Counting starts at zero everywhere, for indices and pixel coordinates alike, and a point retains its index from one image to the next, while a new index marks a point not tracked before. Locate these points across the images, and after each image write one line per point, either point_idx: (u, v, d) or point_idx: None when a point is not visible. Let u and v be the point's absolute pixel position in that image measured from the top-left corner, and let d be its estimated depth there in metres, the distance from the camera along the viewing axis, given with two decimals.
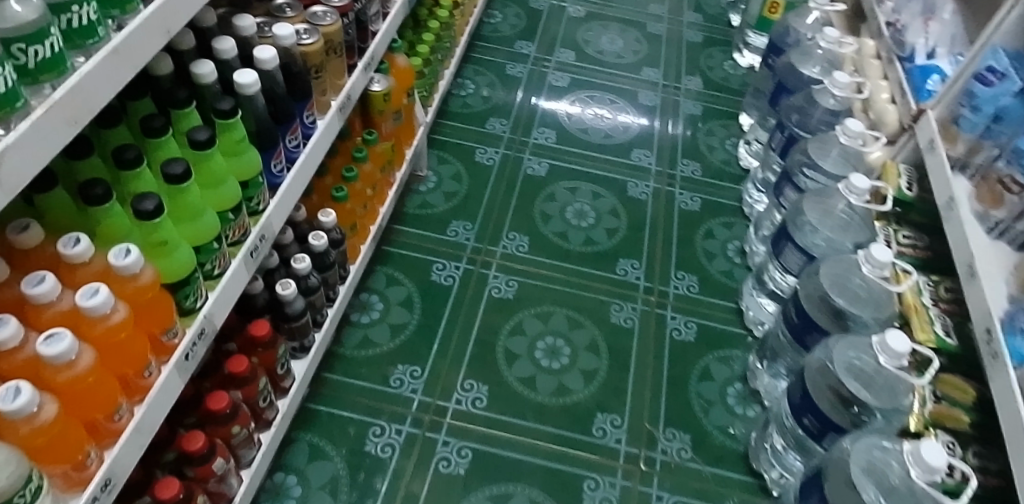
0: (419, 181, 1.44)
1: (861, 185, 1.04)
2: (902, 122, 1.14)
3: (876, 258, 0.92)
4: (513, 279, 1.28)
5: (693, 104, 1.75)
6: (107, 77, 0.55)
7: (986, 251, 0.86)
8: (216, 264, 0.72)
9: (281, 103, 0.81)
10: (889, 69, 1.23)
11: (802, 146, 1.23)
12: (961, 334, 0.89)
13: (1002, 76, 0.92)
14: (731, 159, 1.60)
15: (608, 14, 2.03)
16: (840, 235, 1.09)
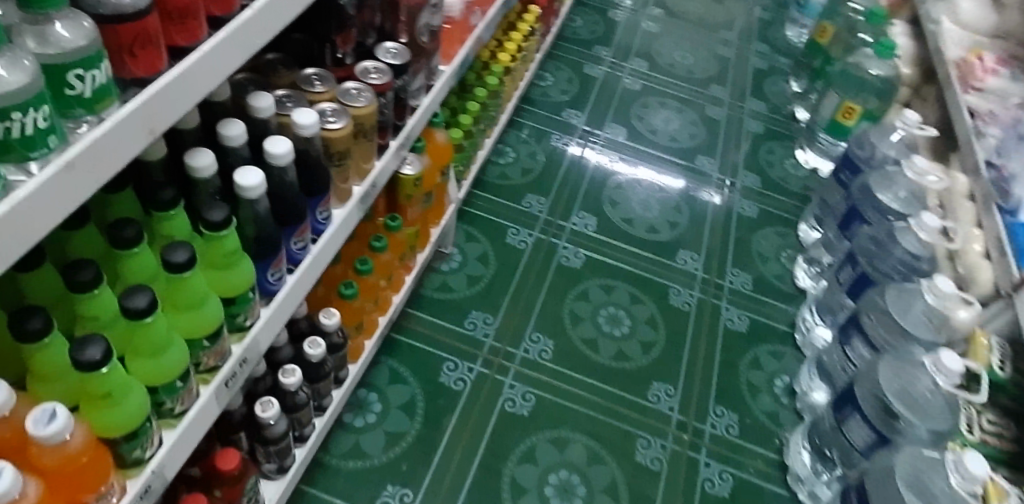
0: (442, 260, 1.30)
1: (953, 365, 0.90)
2: (999, 287, 0.99)
3: (967, 468, 0.81)
4: (531, 392, 1.13)
5: (749, 205, 1.61)
6: (60, 195, 0.41)
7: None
8: (177, 402, 0.59)
9: (290, 201, 0.69)
10: (986, 218, 1.08)
11: (879, 289, 1.09)
12: None
13: None
14: (785, 275, 1.45)
15: (666, 90, 1.90)
16: (916, 417, 0.94)
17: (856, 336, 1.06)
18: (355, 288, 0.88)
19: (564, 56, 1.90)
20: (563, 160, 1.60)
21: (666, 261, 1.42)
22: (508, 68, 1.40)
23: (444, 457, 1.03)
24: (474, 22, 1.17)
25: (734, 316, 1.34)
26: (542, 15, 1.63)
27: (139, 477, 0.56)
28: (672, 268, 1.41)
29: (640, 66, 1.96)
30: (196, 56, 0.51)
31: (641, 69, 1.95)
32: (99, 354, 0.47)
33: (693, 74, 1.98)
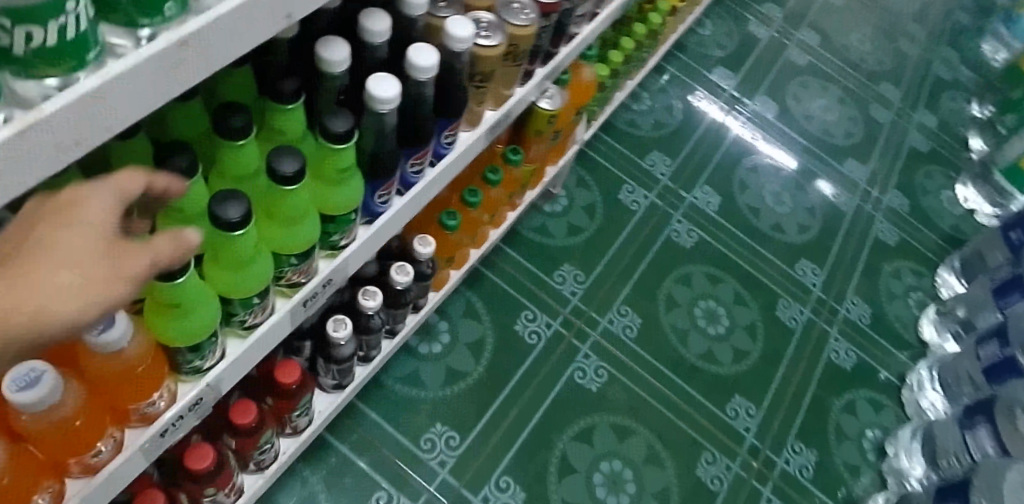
0: (548, 200, 1.19)
1: None
2: None
3: None
4: (605, 368, 1.05)
5: (889, 230, 1.42)
6: (162, 77, 0.32)
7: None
8: (251, 316, 0.53)
9: (420, 121, 0.59)
10: None
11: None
12: None
13: None
14: (910, 320, 1.30)
15: (833, 73, 1.66)
16: None
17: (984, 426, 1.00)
18: (457, 220, 0.80)
19: (729, 4, 1.67)
20: (701, 123, 1.43)
21: (783, 267, 1.28)
22: (675, 8, 1.22)
23: (500, 410, 0.98)
24: None
25: (841, 350, 1.22)
26: None
27: (193, 385, 0.52)
28: (788, 276, 1.27)
29: (811, 36, 1.71)
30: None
31: (809, 42, 1.70)
32: (178, 265, 0.41)
33: (867, 63, 1.71)
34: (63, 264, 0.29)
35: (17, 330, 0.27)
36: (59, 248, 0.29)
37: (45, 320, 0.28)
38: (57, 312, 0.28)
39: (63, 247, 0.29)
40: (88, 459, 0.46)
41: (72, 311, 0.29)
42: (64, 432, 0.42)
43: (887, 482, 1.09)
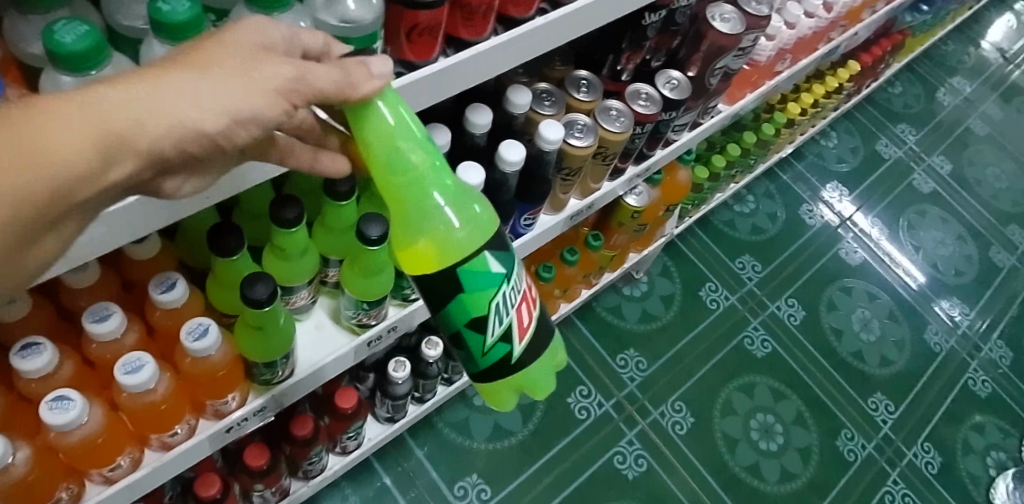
0: (629, 283, 1.24)
1: None
2: None
3: None
4: (646, 458, 1.07)
5: (983, 381, 1.33)
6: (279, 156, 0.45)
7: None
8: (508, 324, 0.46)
9: (501, 206, 0.68)
10: None
11: None
12: None
13: None
14: (983, 480, 1.21)
15: (956, 207, 1.59)
16: None
17: None
18: None
19: (861, 120, 1.65)
20: (801, 235, 1.42)
21: (855, 398, 1.23)
22: (791, 122, 1.25)
23: (535, 475, 1.02)
24: (777, 69, 1.04)
25: (897, 493, 1.15)
26: (861, 72, 1.42)
27: (262, 393, 0.61)
28: (858, 408, 1.22)
29: (942, 166, 1.64)
30: (467, 55, 0.51)
31: (939, 169, 1.63)
32: (265, 295, 0.51)
33: (999, 202, 1.63)
34: (196, 74, 0.30)
35: (128, 128, 0.28)
36: (203, 66, 0.30)
37: (150, 121, 0.28)
38: (170, 114, 0.29)
39: (205, 59, 0.30)
40: (164, 437, 0.55)
41: (180, 120, 0.29)
42: (150, 412, 0.51)
43: None
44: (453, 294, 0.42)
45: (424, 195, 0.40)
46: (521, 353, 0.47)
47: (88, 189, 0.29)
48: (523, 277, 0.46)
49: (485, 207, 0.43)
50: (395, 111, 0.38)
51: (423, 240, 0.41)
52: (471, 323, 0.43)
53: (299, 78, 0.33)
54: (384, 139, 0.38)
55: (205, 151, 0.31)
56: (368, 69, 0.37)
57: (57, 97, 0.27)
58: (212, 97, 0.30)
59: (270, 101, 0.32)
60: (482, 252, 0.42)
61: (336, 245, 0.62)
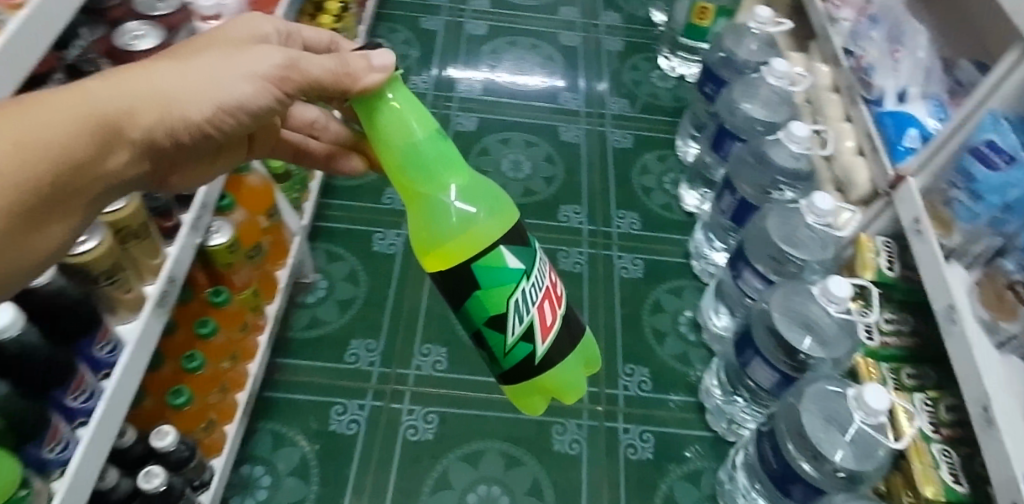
0: (305, 291, 1.21)
1: (839, 292, 1.06)
2: (879, 185, 1.19)
3: (869, 405, 0.94)
4: (432, 412, 1.10)
5: (622, 134, 1.53)
6: None
7: (993, 380, 0.90)
8: (533, 315, 0.58)
9: (44, 367, 0.62)
10: (854, 110, 1.29)
11: (762, 223, 1.21)
12: (971, 477, 1.00)
13: (1010, 161, 0.97)
14: (672, 202, 1.45)
15: (517, 25, 1.71)
16: (825, 349, 1.10)
17: (745, 270, 1.19)
18: (200, 358, 0.83)
19: (397, 14, 1.68)
20: None
21: (550, 223, 1.37)
22: None
23: None
24: None
25: (628, 262, 1.35)
26: None
27: None
28: (555, 227, 1.36)
29: (482, 3, 1.75)
30: None
31: (482, 7, 1.74)
32: None
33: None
34: (174, 76, 0.52)
35: (121, 113, 0.49)
36: (182, 67, 0.53)
37: (136, 107, 0.50)
38: (154, 100, 0.51)
39: (185, 65, 0.53)
40: None
41: (160, 104, 0.51)
42: None
43: (715, 350, 1.28)
44: (469, 291, 0.56)
45: (443, 187, 0.55)
46: (545, 352, 0.60)
47: (98, 162, 0.50)
48: (540, 278, 0.60)
49: (500, 194, 0.58)
50: (404, 101, 0.53)
51: (454, 224, 0.55)
52: (491, 322, 0.57)
53: (287, 65, 0.56)
54: (397, 124, 0.53)
55: (189, 134, 0.55)
56: (370, 63, 0.54)
57: (75, 92, 0.48)
58: (203, 92, 0.53)
59: (252, 87, 0.55)
60: (499, 247, 0.56)
61: None
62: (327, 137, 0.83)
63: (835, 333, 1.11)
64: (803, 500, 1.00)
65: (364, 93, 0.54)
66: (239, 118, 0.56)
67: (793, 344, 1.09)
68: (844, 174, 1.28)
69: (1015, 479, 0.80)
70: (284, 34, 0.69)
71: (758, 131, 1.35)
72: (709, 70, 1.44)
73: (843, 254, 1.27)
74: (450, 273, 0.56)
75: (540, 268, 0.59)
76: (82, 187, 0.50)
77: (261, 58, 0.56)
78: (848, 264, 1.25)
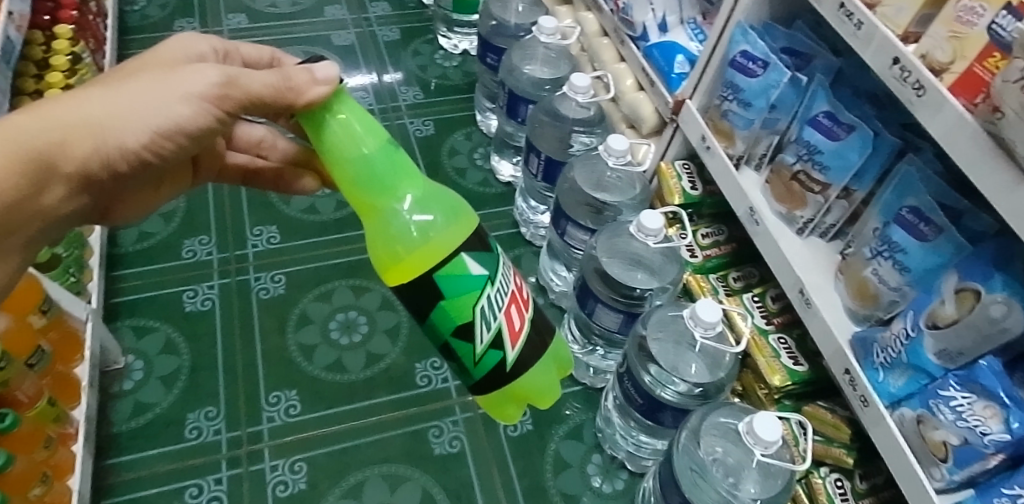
0: (120, 377, 1.09)
1: (652, 224, 1.12)
2: (663, 114, 1.27)
3: (704, 319, 1.00)
4: (299, 460, 1.04)
5: (422, 122, 1.51)
6: None
7: (799, 265, 0.99)
8: (501, 319, 0.63)
9: None
10: (625, 49, 1.35)
11: (569, 175, 1.26)
12: (805, 355, 1.11)
13: (764, 65, 1.03)
14: (487, 177, 1.46)
15: (284, 35, 1.61)
16: (654, 278, 1.17)
17: (569, 225, 1.21)
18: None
19: (148, 52, 1.53)
20: None
21: None
22: None
23: None
24: None
25: None
26: (79, 24, 1.27)
27: None
28: None
29: (240, 21, 1.63)
30: None
31: (241, 25, 1.62)
32: None
33: (301, 3, 1.70)
34: (104, 107, 0.57)
35: (52, 148, 0.55)
36: (116, 93, 0.58)
37: (65, 142, 0.56)
38: (86, 132, 0.57)
39: (124, 92, 0.58)
40: None
41: (93, 136, 0.57)
42: None
43: (563, 307, 1.31)
44: (434, 304, 0.58)
45: (397, 198, 0.56)
46: (514, 355, 0.66)
47: (35, 197, 0.57)
48: (505, 284, 0.63)
49: (459, 205, 0.60)
50: (359, 115, 0.55)
51: (411, 231, 0.56)
52: (460, 332, 0.61)
53: (225, 83, 0.59)
54: (344, 139, 0.54)
55: (126, 160, 0.60)
56: (316, 76, 0.56)
57: (9, 132, 0.53)
58: (136, 120, 0.58)
59: (187, 110, 0.58)
60: (460, 254, 0.58)
61: None
62: (270, 156, 0.86)
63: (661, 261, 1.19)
64: (674, 424, 1.04)
65: (310, 106, 0.55)
66: (178, 140, 0.60)
67: (624, 281, 1.15)
68: (632, 111, 1.35)
69: (842, 350, 0.89)
70: (219, 52, 0.70)
71: (545, 90, 1.38)
72: (485, 42, 1.45)
73: (652, 185, 1.34)
74: (412, 285, 0.57)
75: (502, 273, 0.62)
76: (22, 215, 0.57)
77: (196, 77, 0.58)
78: (657, 193, 1.32)
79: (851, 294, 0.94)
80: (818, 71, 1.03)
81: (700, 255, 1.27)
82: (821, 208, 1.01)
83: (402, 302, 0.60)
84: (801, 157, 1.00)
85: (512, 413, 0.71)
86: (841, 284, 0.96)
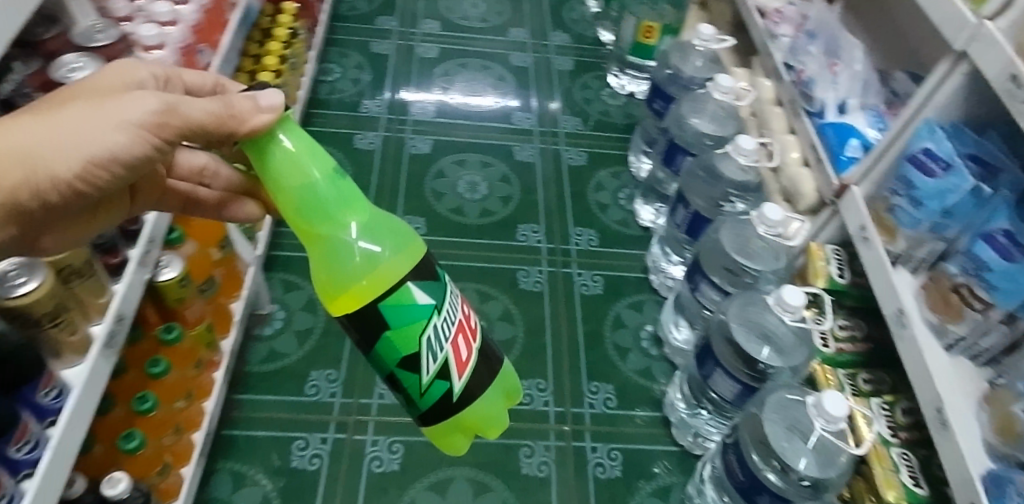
0: (262, 322, 1.18)
1: (793, 301, 1.07)
2: (823, 195, 1.23)
3: (829, 412, 0.95)
4: (397, 442, 1.08)
5: (576, 152, 1.55)
6: None
7: (945, 382, 0.93)
8: (447, 350, 0.59)
9: None
10: (797, 122, 1.32)
11: (716, 232, 1.24)
12: (931, 479, 1.02)
13: (946, 167, 0.97)
14: (628, 218, 1.46)
15: (467, 46, 1.71)
16: (783, 359, 1.11)
17: (704, 282, 1.20)
18: (152, 398, 0.79)
19: (349, 39, 1.67)
20: (374, 160, 1.44)
21: (508, 242, 1.37)
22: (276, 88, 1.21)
23: None
24: (205, 62, 1.01)
25: (588, 280, 1.36)
26: (302, 4, 1.41)
27: None
28: (514, 247, 1.36)
29: (432, 27, 1.75)
30: None
31: (431, 30, 1.74)
32: None
33: (490, 20, 1.80)
34: (34, 135, 0.52)
35: None
36: (48, 121, 0.53)
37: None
38: (17, 160, 0.51)
39: (61, 116, 0.53)
40: None
41: (21, 164, 0.52)
42: None
43: (676, 364, 1.28)
44: (379, 334, 0.55)
45: (343, 225, 0.53)
46: (462, 386, 0.61)
47: None
48: (454, 312, 0.59)
49: (405, 232, 0.57)
50: (297, 143, 0.52)
51: (357, 260, 0.53)
52: (405, 362, 0.57)
53: (161, 114, 0.54)
54: (289, 167, 0.51)
55: (58, 191, 0.55)
56: (258, 107, 0.53)
57: None
58: (70, 148, 0.53)
59: (121, 140, 0.54)
60: (407, 283, 0.54)
61: None
62: (219, 184, 0.80)
63: (792, 341, 1.13)
64: None
65: (253, 135, 0.52)
66: (111, 172, 0.55)
67: (751, 353, 1.10)
68: (791, 185, 1.32)
69: (971, 480, 0.82)
70: (169, 81, 0.65)
71: (707, 145, 1.38)
72: (656, 88, 1.47)
73: (797, 262, 1.29)
74: (358, 315, 0.54)
75: (451, 301, 0.59)
76: None
77: (135, 105, 0.54)
78: (802, 273, 1.28)
79: (993, 427, 0.86)
80: (1005, 186, 0.96)
81: (832, 346, 1.21)
82: (980, 328, 0.93)
83: (348, 333, 0.56)
84: (966, 269, 0.95)
85: (458, 445, 0.66)
86: (985, 414, 0.89)
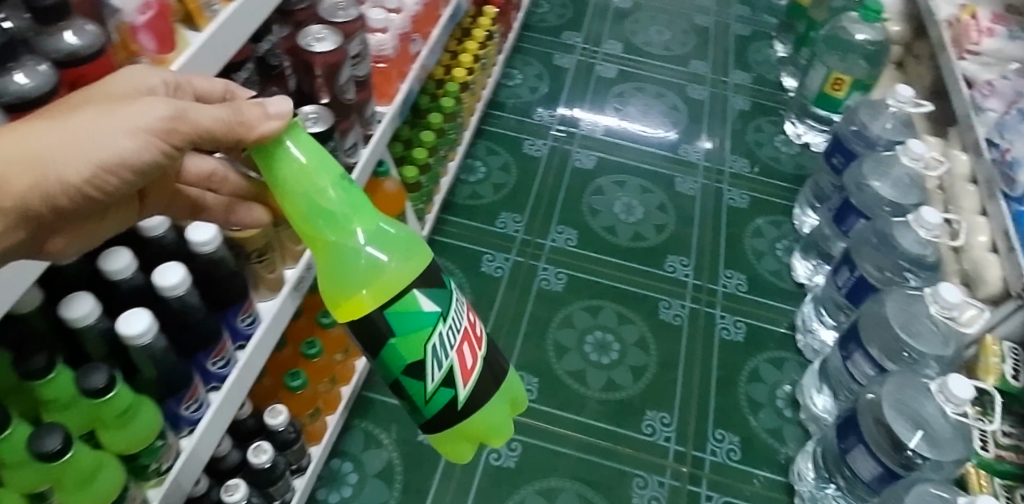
0: None
1: (961, 393, 0.97)
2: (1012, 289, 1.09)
3: None
4: (516, 440, 1.10)
5: (739, 194, 1.51)
6: None
7: None
8: (452, 356, 0.51)
9: (199, 329, 0.67)
10: (991, 203, 1.20)
11: (881, 298, 1.16)
12: None
13: None
14: (782, 270, 1.41)
15: (644, 72, 1.73)
16: (940, 454, 0.99)
17: (857, 353, 1.12)
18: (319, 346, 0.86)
19: (535, 49, 1.73)
20: (537, 167, 1.48)
21: (654, 270, 1.36)
22: (465, 84, 1.28)
23: None
24: (415, 50, 1.09)
25: (730, 325, 1.32)
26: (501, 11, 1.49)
27: None
28: (660, 277, 1.35)
29: (614, 48, 1.78)
30: (202, 37, 0.61)
31: (613, 52, 1.77)
32: (58, 445, 0.50)
33: (672, 50, 1.80)
34: (43, 136, 0.40)
35: None
36: (57, 119, 0.41)
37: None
38: (24, 167, 0.39)
39: (70, 112, 0.41)
40: None
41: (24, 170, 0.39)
42: None
43: (809, 431, 1.21)
44: (382, 341, 0.48)
45: (351, 234, 0.46)
46: (468, 395, 0.53)
47: None
48: (460, 317, 0.52)
49: (407, 235, 0.50)
50: (301, 149, 0.45)
51: (362, 269, 0.47)
52: (408, 370, 0.50)
53: (176, 116, 0.44)
54: (298, 179, 0.44)
55: (67, 199, 0.43)
56: (266, 110, 0.46)
57: None
58: (83, 148, 0.41)
59: (133, 142, 0.43)
60: (412, 290, 0.48)
61: (32, 482, 0.53)
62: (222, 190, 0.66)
63: (946, 435, 1.00)
64: None
65: (260, 143, 0.45)
66: (122, 176, 0.44)
67: (900, 438, 0.99)
68: (973, 269, 1.22)
69: None
70: (177, 86, 0.51)
71: (884, 211, 1.30)
72: (838, 141, 1.41)
73: (966, 352, 1.20)
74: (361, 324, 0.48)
75: (457, 307, 0.52)
76: None
77: (140, 104, 0.43)
78: (970, 365, 1.18)
79: None
80: None
81: (992, 451, 1.09)
82: None
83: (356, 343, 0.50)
84: None
85: (464, 456, 0.58)
86: None
